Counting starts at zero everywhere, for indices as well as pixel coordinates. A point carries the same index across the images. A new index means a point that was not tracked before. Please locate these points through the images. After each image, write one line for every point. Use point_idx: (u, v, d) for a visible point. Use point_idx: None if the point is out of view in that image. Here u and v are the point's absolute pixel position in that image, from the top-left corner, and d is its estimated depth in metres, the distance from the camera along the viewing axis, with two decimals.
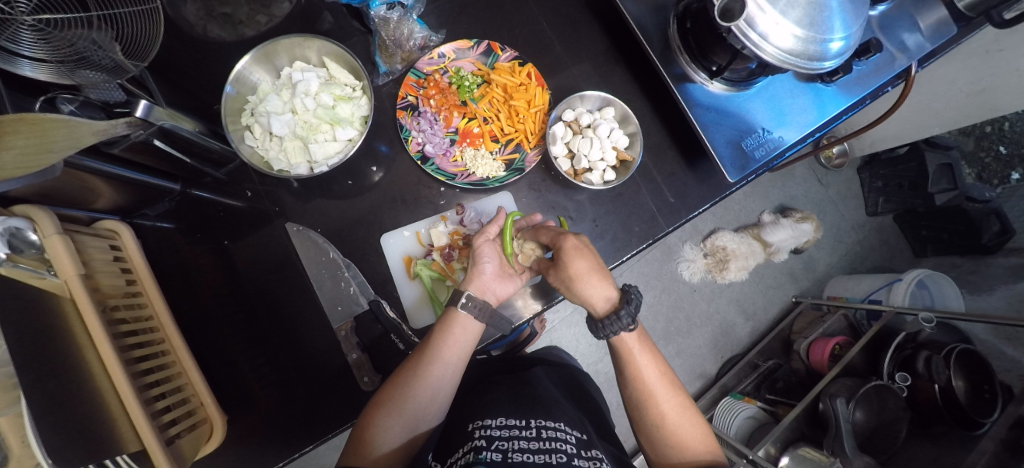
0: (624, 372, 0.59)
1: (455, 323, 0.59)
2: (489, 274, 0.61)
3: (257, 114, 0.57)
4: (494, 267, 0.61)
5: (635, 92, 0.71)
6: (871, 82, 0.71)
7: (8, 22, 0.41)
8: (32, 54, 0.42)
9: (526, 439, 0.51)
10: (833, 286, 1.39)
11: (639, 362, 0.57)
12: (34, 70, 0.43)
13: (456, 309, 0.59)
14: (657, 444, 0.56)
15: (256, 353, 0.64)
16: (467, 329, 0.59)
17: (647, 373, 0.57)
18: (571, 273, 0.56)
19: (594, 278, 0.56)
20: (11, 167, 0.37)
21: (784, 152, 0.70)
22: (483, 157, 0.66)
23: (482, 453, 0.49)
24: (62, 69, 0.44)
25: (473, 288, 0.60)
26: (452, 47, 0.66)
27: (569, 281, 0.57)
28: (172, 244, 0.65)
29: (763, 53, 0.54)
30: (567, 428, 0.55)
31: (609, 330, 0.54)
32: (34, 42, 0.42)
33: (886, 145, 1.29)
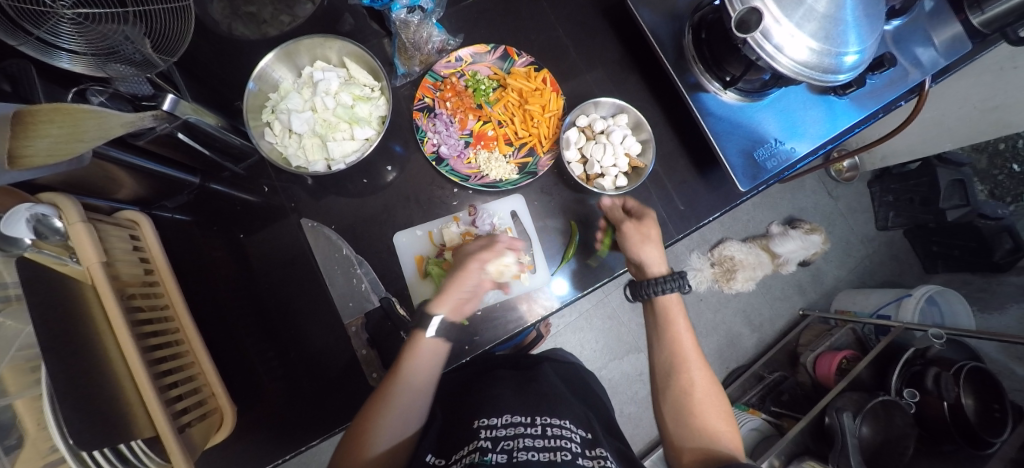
0: (659, 334, 0.64)
1: (424, 349, 0.58)
2: (469, 292, 0.61)
3: (278, 111, 0.58)
4: (475, 287, 0.61)
5: (648, 100, 0.72)
6: (884, 96, 0.71)
7: (48, 16, 0.42)
8: (70, 47, 0.44)
9: (532, 436, 0.52)
10: (841, 300, 1.38)
11: (677, 328, 0.63)
12: (71, 63, 0.45)
13: (425, 334, 0.59)
14: (682, 414, 0.58)
15: (265, 346, 0.65)
16: (437, 351, 0.59)
17: (681, 337, 0.62)
18: (647, 235, 0.62)
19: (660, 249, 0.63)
20: (45, 155, 0.39)
21: (796, 164, 0.70)
22: (497, 160, 0.67)
23: (488, 454, 0.49)
24: (95, 62, 0.46)
25: (449, 310, 0.60)
26: (470, 52, 0.67)
27: (641, 239, 0.62)
28: (188, 236, 0.66)
29: (778, 64, 0.54)
30: (572, 426, 0.56)
31: (652, 290, 0.61)
32: (72, 35, 0.43)
33: (897, 159, 1.29)
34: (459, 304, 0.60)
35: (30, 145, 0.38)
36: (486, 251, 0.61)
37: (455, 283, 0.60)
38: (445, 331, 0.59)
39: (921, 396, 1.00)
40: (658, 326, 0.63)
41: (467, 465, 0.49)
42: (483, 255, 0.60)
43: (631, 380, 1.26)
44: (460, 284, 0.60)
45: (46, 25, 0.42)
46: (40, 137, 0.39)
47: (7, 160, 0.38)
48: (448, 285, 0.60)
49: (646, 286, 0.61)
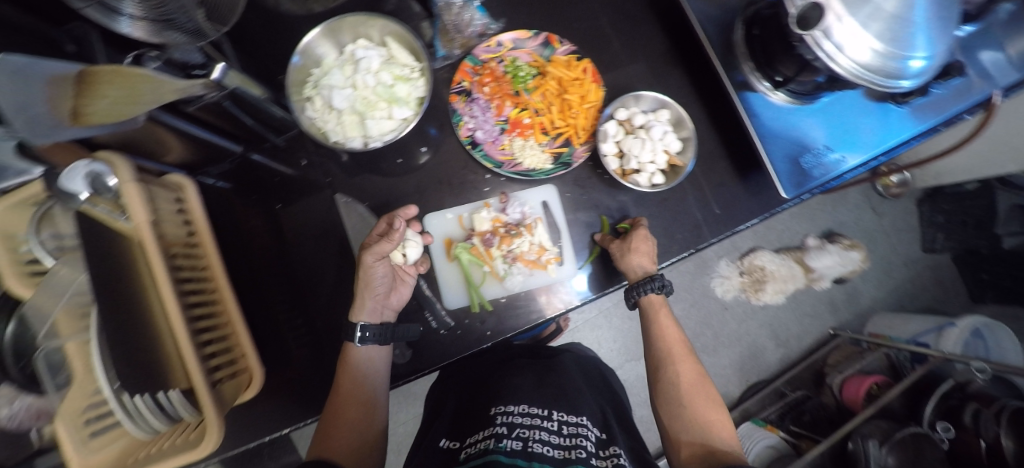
0: (649, 332, 0.66)
1: (358, 359, 0.58)
2: (381, 290, 0.59)
3: (320, 87, 0.59)
4: (385, 281, 0.60)
5: (690, 96, 0.70)
6: (948, 107, 0.66)
7: None
8: (129, 12, 0.43)
9: (548, 431, 0.52)
10: (876, 323, 1.31)
11: (663, 322, 0.65)
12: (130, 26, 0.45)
13: (352, 345, 0.58)
14: (674, 407, 0.61)
15: (293, 315, 0.67)
16: (374, 359, 0.59)
17: (668, 333, 0.64)
18: (629, 247, 0.61)
19: (646, 257, 0.61)
20: (103, 114, 0.41)
21: (843, 176, 0.67)
22: (531, 148, 0.66)
23: (503, 441, 0.49)
24: (151, 27, 0.45)
25: (368, 317, 0.59)
26: (512, 37, 0.66)
27: (620, 251, 0.61)
28: (228, 203, 0.68)
29: (836, 65, 0.51)
30: (589, 424, 0.55)
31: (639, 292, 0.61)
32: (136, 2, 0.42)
33: (952, 178, 1.21)
34: (377, 307, 0.60)
35: (92, 104, 0.40)
36: (382, 243, 0.57)
37: (362, 287, 0.58)
38: (371, 339, 0.57)
39: (955, 431, 0.96)
40: (645, 324, 0.65)
41: (481, 450, 0.49)
42: (376, 248, 0.56)
43: (646, 383, 1.24)
44: (369, 285, 0.58)
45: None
46: (99, 97, 0.40)
47: (71, 116, 0.39)
48: (360, 291, 0.59)
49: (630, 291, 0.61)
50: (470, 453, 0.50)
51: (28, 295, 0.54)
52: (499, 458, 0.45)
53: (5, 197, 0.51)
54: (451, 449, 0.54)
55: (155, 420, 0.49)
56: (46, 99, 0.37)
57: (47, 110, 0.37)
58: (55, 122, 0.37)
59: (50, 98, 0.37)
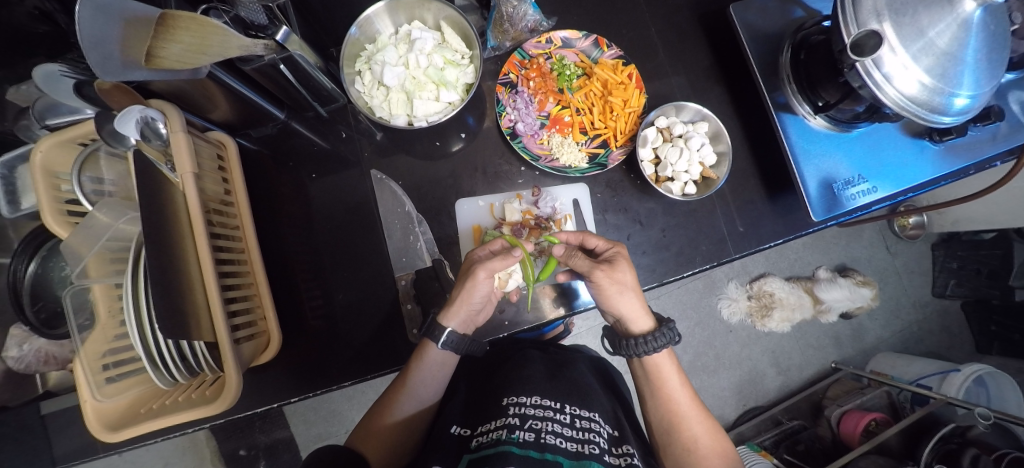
0: (653, 392, 0.62)
1: (430, 359, 0.60)
2: (477, 304, 0.59)
3: (372, 62, 0.60)
4: (483, 296, 0.59)
5: (728, 112, 0.71)
6: (983, 150, 0.67)
7: None
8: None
9: (561, 423, 0.52)
10: (879, 361, 1.30)
11: (670, 384, 0.60)
12: None
13: (432, 344, 0.59)
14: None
15: (314, 284, 0.67)
16: (446, 365, 0.62)
17: (677, 394, 0.60)
18: (622, 284, 0.56)
19: (638, 301, 0.57)
20: (176, 60, 0.41)
21: (871, 206, 0.67)
22: (569, 146, 0.67)
23: (516, 431, 0.49)
24: None
25: (457, 323, 0.60)
26: (563, 35, 0.67)
27: (617, 289, 0.56)
28: (265, 167, 0.69)
29: (883, 94, 0.51)
30: (601, 420, 0.56)
31: (646, 347, 0.57)
32: None
33: (970, 226, 1.22)
34: (466, 316, 0.60)
35: (166, 48, 0.40)
36: (497, 261, 0.57)
37: (462, 299, 0.58)
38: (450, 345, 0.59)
39: None
40: (650, 385, 0.61)
41: (493, 439, 0.49)
42: (492, 264, 0.56)
43: None
44: (466, 300, 0.58)
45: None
46: (173, 42, 0.41)
47: (145, 59, 0.40)
48: (455, 300, 0.58)
49: (631, 346, 0.58)
50: (482, 441, 0.50)
51: (63, 235, 0.55)
52: (512, 450, 0.45)
53: (59, 133, 0.52)
54: (463, 436, 0.54)
55: (178, 371, 0.51)
56: (122, 40, 0.38)
57: (121, 50, 0.38)
58: (129, 61, 0.39)
59: (126, 39, 0.39)
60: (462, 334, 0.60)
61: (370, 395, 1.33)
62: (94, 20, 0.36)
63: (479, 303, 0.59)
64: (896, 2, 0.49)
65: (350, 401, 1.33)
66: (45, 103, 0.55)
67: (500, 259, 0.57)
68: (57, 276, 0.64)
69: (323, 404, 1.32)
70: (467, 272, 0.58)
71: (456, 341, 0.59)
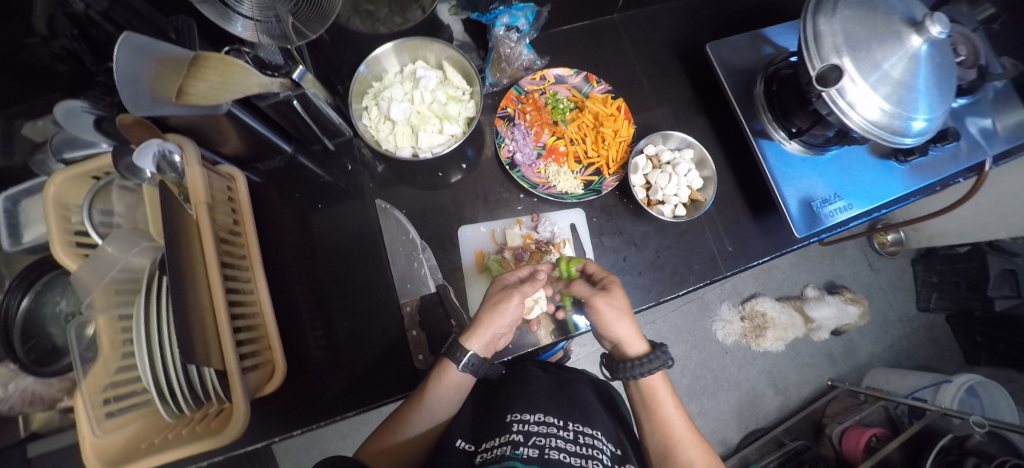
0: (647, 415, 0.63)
1: (450, 380, 0.60)
2: (501, 331, 0.61)
3: (380, 98, 0.65)
4: (509, 322, 0.61)
5: (711, 140, 0.76)
6: (945, 168, 0.72)
7: None
8: (243, 11, 0.47)
9: (564, 439, 0.53)
10: (873, 377, 1.32)
11: (665, 407, 0.61)
12: (242, 28, 0.48)
13: (453, 365, 0.59)
14: None
15: (317, 314, 0.68)
16: (461, 387, 0.62)
17: (672, 418, 0.61)
18: (620, 308, 0.58)
19: (631, 325, 0.59)
20: (202, 96, 0.45)
21: (849, 221, 0.71)
22: (565, 174, 0.71)
23: (519, 448, 0.49)
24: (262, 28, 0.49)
25: (480, 347, 0.60)
26: (556, 73, 0.73)
27: (614, 314, 0.58)
28: (270, 200, 0.72)
29: (848, 119, 0.56)
30: (603, 439, 0.56)
31: (648, 366, 0.58)
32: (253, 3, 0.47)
33: (945, 240, 1.28)
34: (489, 340, 0.61)
35: (194, 86, 0.44)
36: (530, 286, 0.61)
37: (492, 323, 0.59)
38: (473, 366, 0.59)
39: None
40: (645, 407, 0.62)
41: (498, 455, 0.49)
42: (526, 289, 0.60)
43: None
44: (495, 324, 0.59)
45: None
46: (200, 80, 0.45)
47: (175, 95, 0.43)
48: (486, 323, 0.59)
49: (630, 367, 0.58)
50: (486, 457, 0.50)
51: (71, 266, 0.54)
52: (517, 464, 0.45)
53: (74, 167, 0.54)
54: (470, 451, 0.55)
55: (185, 402, 0.50)
56: (151, 80, 0.42)
57: (149, 88, 0.41)
58: (157, 97, 0.42)
59: (156, 79, 0.42)
60: (483, 359, 0.61)
61: (366, 432, 1.30)
62: (129, 60, 0.39)
63: (510, 323, 0.61)
64: (853, 40, 0.55)
65: (344, 441, 1.29)
66: (63, 137, 0.56)
67: (532, 282, 0.62)
68: (50, 312, 0.62)
69: (316, 444, 1.28)
70: (498, 295, 0.61)
71: (476, 363, 0.59)
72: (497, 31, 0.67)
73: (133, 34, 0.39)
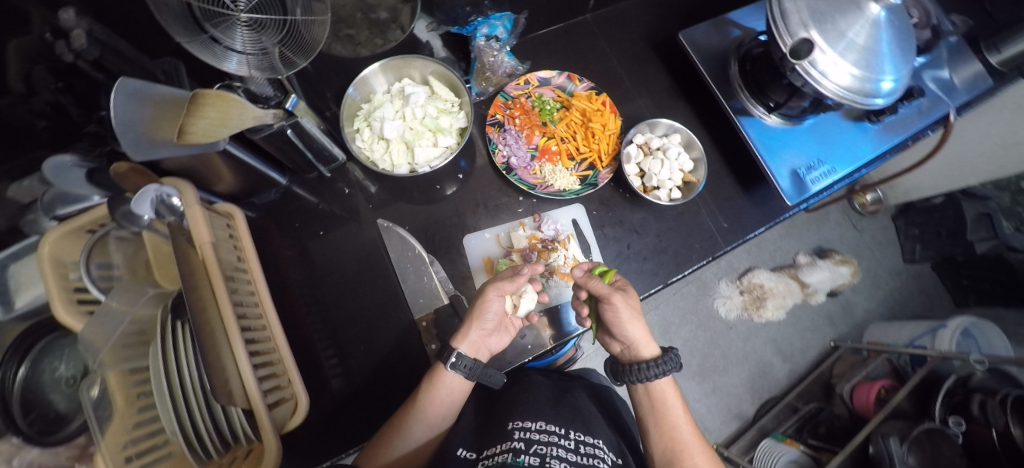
0: (649, 424, 0.63)
1: (441, 383, 0.59)
2: (488, 328, 0.62)
3: (372, 119, 0.65)
4: (495, 320, 0.62)
5: (695, 123, 0.79)
6: (915, 123, 0.76)
7: (228, 21, 0.47)
8: (235, 47, 0.49)
9: (565, 448, 0.54)
10: (872, 332, 1.37)
11: (673, 414, 0.61)
12: (237, 64, 0.49)
13: (444, 367, 0.59)
14: None
15: (330, 343, 0.67)
16: (454, 390, 0.61)
17: (680, 424, 0.60)
18: (631, 308, 0.59)
19: (643, 326, 0.60)
20: (201, 133, 0.45)
21: (834, 185, 0.75)
22: (561, 172, 0.72)
23: (521, 455, 0.50)
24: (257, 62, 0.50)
25: (467, 347, 0.61)
26: (540, 76, 0.75)
27: (628, 315, 0.59)
28: (269, 233, 0.71)
29: (822, 87, 0.59)
30: (605, 449, 0.57)
31: (656, 371, 0.59)
32: (246, 39, 0.49)
33: (921, 193, 1.34)
34: (476, 339, 0.61)
35: (194, 124, 0.44)
36: (507, 282, 0.62)
37: (477, 321, 0.60)
38: (462, 368, 0.59)
39: (967, 424, 0.96)
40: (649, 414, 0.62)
41: (499, 463, 0.50)
42: (500, 284, 0.61)
43: None
44: (479, 321, 0.60)
45: (222, 25, 0.47)
46: (199, 117, 0.44)
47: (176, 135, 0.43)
48: (470, 321, 0.61)
49: (639, 369, 0.59)
50: (487, 465, 0.51)
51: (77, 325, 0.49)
52: None
53: (74, 221, 0.52)
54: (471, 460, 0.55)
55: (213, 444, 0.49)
56: (149, 124, 0.42)
57: (147, 131, 0.41)
58: (154, 138, 0.42)
59: (153, 121, 0.42)
60: (473, 359, 0.61)
61: None
62: (126, 104, 0.39)
63: (492, 320, 0.61)
64: (817, 14, 0.58)
65: None
66: (54, 193, 0.53)
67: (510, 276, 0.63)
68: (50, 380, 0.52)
69: None
70: (479, 293, 0.62)
71: (469, 365, 0.59)
72: (478, 41, 0.69)
73: (128, 79, 0.40)
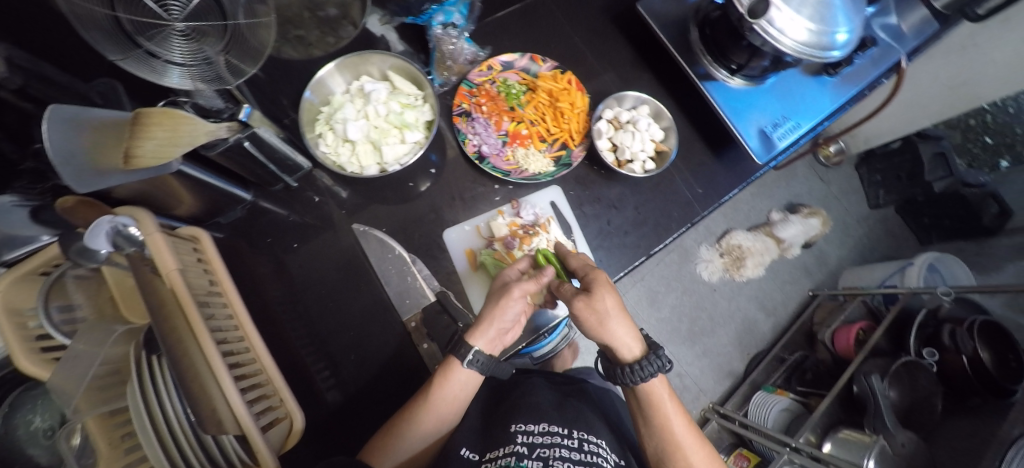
0: (648, 423, 0.64)
1: (454, 376, 0.60)
2: (505, 325, 0.61)
3: (334, 122, 0.63)
4: (513, 317, 0.61)
5: (661, 93, 0.79)
6: (869, 72, 0.78)
7: (162, 31, 0.44)
8: (176, 60, 0.46)
9: (569, 448, 0.57)
10: (847, 278, 1.43)
11: (668, 412, 0.62)
12: (180, 79, 0.46)
13: (459, 364, 0.59)
14: None
15: (319, 356, 0.66)
16: (469, 380, 0.61)
17: (677, 424, 0.62)
18: (603, 311, 0.57)
19: (631, 326, 0.60)
20: (150, 156, 0.42)
21: (799, 140, 0.76)
22: (534, 155, 0.71)
23: (525, 461, 0.53)
24: (201, 74, 0.47)
25: (484, 344, 0.60)
26: (501, 60, 0.73)
27: (598, 318, 0.58)
28: (240, 252, 0.68)
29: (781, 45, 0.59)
30: (606, 448, 0.61)
31: (639, 374, 0.59)
32: (185, 49, 0.46)
33: (880, 140, 1.39)
34: (494, 335, 0.60)
35: (141, 146, 0.42)
36: (530, 282, 0.60)
37: (495, 318, 0.59)
38: (477, 364, 0.59)
39: (940, 354, 1.01)
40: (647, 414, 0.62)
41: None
42: (525, 284, 0.59)
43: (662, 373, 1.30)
44: (497, 319, 0.59)
45: (158, 37, 0.44)
46: (147, 139, 0.42)
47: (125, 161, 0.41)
48: (487, 319, 0.59)
49: (626, 372, 0.59)
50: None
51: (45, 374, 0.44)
52: None
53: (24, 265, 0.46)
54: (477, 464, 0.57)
55: None
56: (92, 152, 0.38)
57: (91, 160, 0.38)
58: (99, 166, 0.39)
59: (95, 148, 0.39)
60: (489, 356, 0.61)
61: None
62: (62, 133, 0.36)
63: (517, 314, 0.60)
64: None
65: None
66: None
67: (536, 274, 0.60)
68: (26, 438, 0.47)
69: None
70: (498, 291, 0.61)
71: (482, 360, 0.60)
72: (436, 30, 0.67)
73: (59, 106, 0.36)
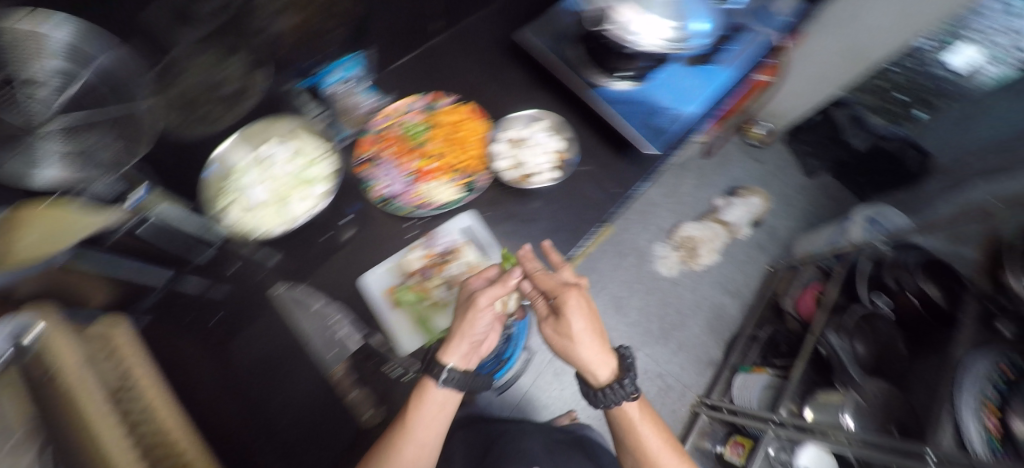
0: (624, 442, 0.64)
1: (430, 395, 0.58)
2: (479, 336, 0.60)
3: (239, 189, 0.66)
4: (486, 327, 0.59)
5: (559, 107, 0.83)
6: (747, 53, 0.84)
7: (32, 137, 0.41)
8: (52, 160, 0.43)
9: None
10: (800, 245, 1.47)
11: (642, 432, 0.62)
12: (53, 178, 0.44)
13: (432, 382, 0.58)
14: None
15: (254, 430, 0.65)
16: (448, 398, 0.59)
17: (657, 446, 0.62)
18: (575, 333, 0.58)
19: (597, 345, 0.59)
20: (31, 250, 0.41)
21: (694, 127, 0.81)
22: (441, 186, 0.74)
23: None
24: (77, 167, 0.46)
25: (457, 358, 0.59)
26: (399, 105, 0.78)
27: (569, 341, 0.59)
28: (158, 337, 0.66)
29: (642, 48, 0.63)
30: None
31: (609, 399, 0.59)
32: (63, 146, 0.44)
33: (798, 113, 1.47)
34: (467, 348, 0.59)
35: (21, 241, 0.41)
36: (497, 286, 0.59)
37: (466, 331, 0.58)
38: (453, 381, 0.58)
39: (894, 301, 1.06)
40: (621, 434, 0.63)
41: None
42: (493, 291, 0.58)
43: (645, 378, 1.32)
44: (468, 332, 0.58)
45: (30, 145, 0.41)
46: (28, 233, 0.42)
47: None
48: (456, 334, 0.58)
49: (603, 395, 0.59)
50: None
51: None
52: None
53: None
54: None
55: None
56: None
57: None
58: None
59: None
60: (466, 370, 0.59)
61: None
62: None
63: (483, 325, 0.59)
64: None
65: None
66: None
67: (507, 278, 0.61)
68: None
69: None
70: (464, 303, 0.60)
71: (459, 377, 0.58)
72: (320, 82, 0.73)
73: None
